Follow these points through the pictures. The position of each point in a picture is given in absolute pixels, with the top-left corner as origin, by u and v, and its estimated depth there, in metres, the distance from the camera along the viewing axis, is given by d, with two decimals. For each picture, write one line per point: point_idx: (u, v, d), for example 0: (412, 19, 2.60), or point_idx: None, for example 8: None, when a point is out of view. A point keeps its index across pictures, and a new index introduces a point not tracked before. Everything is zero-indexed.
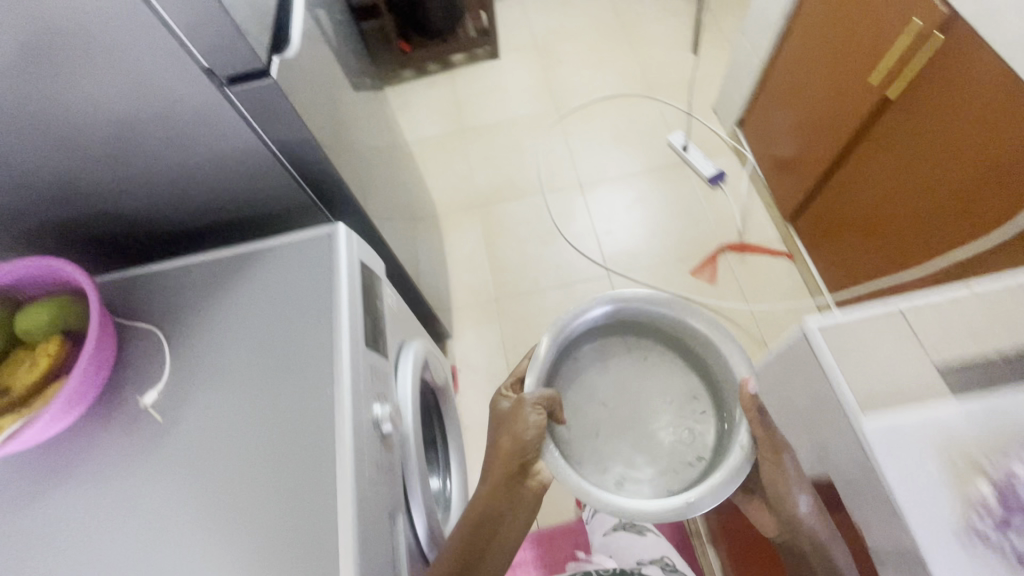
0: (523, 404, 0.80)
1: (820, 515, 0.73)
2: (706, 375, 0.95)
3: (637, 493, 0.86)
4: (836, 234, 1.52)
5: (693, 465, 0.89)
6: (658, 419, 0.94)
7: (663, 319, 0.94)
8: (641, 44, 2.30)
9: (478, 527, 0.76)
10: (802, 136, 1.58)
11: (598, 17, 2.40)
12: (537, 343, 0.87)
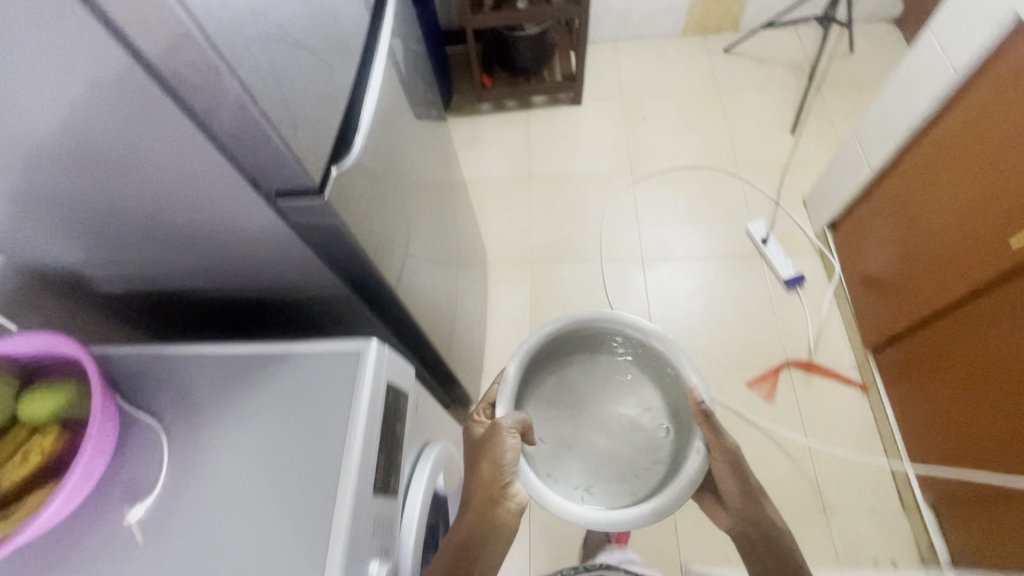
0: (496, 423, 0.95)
1: (754, 492, 1.02)
2: (663, 379, 1.15)
3: (610, 504, 1.07)
4: (925, 389, 1.35)
5: (656, 461, 1.11)
6: (626, 424, 1.16)
7: (614, 327, 1.12)
8: (734, 114, 2.13)
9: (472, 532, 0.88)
10: (905, 269, 1.40)
11: (694, 78, 2.25)
12: (504, 371, 1.05)
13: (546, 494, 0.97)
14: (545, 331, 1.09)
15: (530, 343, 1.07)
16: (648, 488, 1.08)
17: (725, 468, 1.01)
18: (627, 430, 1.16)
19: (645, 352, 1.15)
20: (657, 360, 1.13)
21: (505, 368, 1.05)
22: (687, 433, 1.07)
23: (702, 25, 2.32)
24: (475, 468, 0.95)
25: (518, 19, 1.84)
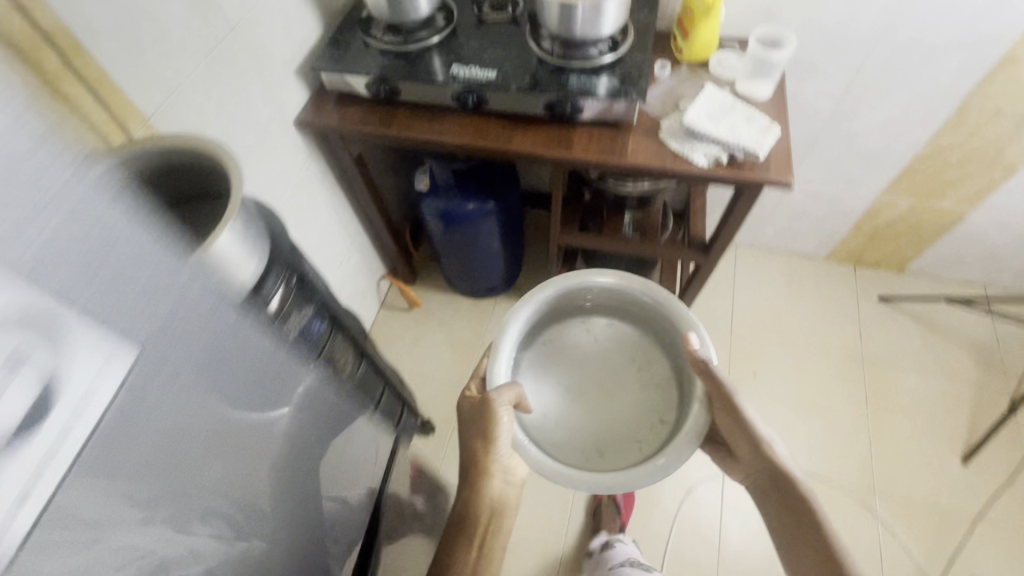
0: (492, 395, 0.94)
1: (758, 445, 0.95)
2: (654, 334, 1.13)
3: (609, 467, 1.02)
4: None
5: (657, 422, 1.06)
6: (622, 384, 1.14)
7: (613, 292, 1.11)
8: (880, 401, 1.59)
9: (472, 514, 0.89)
10: None
11: (836, 328, 1.72)
12: (498, 345, 1.01)
13: (543, 459, 0.95)
14: (539, 304, 1.08)
15: (528, 310, 1.06)
16: (653, 444, 1.04)
17: (734, 425, 0.96)
18: (624, 392, 1.12)
19: (643, 313, 1.12)
20: (658, 325, 1.10)
21: (499, 334, 1.03)
22: (687, 393, 1.04)
23: (856, 257, 1.80)
24: (470, 450, 0.93)
25: (619, 251, 1.40)
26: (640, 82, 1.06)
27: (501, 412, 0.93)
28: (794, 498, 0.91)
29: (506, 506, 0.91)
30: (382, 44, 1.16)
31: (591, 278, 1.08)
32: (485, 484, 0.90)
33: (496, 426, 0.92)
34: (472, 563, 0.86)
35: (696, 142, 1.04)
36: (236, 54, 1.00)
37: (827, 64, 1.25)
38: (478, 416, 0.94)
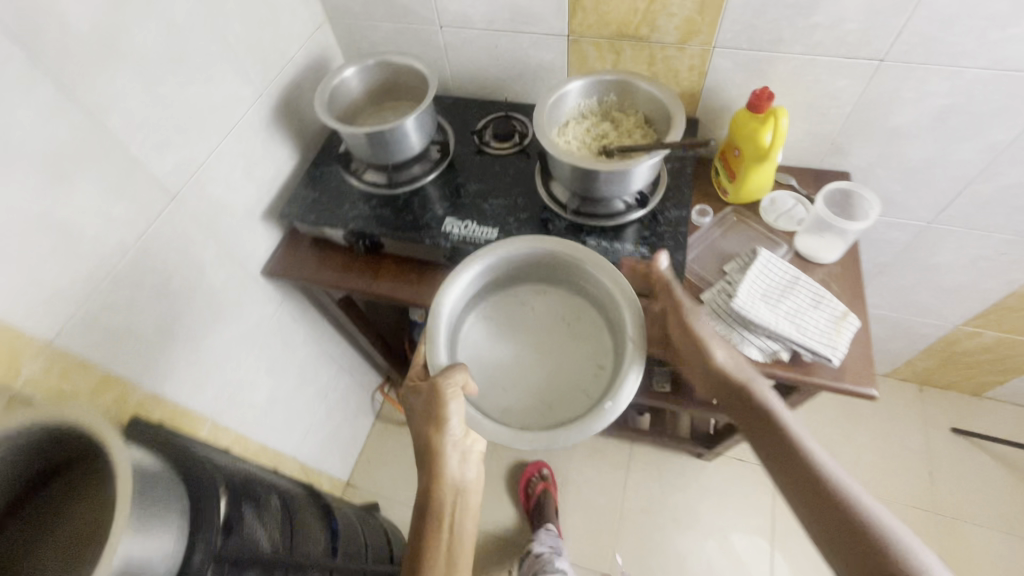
0: (441, 379, 0.74)
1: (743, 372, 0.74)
2: (577, 285, 0.88)
3: (572, 415, 0.79)
4: None
5: (594, 367, 0.84)
6: (553, 330, 0.88)
7: (529, 259, 0.85)
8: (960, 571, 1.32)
9: (435, 501, 0.76)
10: None
11: (900, 466, 1.46)
12: (436, 320, 0.79)
13: (501, 429, 0.74)
14: (476, 275, 0.84)
15: (468, 281, 0.83)
16: (600, 385, 0.81)
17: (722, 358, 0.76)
18: (565, 348, 0.87)
19: (563, 271, 0.87)
20: (589, 281, 0.85)
21: (431, 316, 0.79)
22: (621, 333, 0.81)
23: (923, 376, 1.54)
24: (425, 431, 0.77)
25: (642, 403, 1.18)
26: (678, 253, 0.84)
27: (452, 394, 0.73)
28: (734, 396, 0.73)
29: (473, 489, 0.78)
30: (366, 186, 0.98)
31: (513, 245, 0.84)
32: (440, 461, 0.76)
33: (447, 408, 0.74)
34: (446, 542, 0.75)
35: (747, 332, 0.81)
36: (181, 223, 0.83)
37: (905, 197, 1.03)
38: (422, 407, 0.76)
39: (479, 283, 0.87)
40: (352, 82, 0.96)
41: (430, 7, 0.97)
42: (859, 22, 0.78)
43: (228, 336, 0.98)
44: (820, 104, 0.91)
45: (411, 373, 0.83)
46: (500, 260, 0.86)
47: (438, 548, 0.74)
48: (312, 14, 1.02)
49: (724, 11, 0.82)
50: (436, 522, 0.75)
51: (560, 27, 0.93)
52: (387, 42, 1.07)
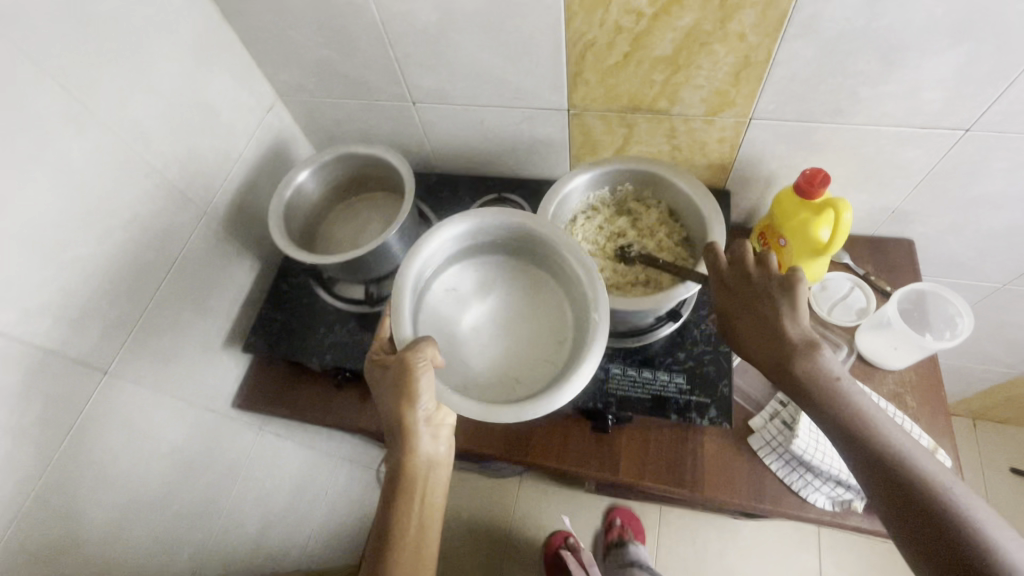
0: (410, 354, 0.61)
1: (777, 318, 0.53)
2: (539, 257, 0.74)
3: (530, 389, 0.67)
4: None
5: (553, 338, 0.72)
6: (515, 301, 0.76)
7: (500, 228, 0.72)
8: None
9: (407, 478, 0.65)
10: None
11: None
12: (403, 285, 0.67)
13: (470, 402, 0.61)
14: (449, 239, 0.72)
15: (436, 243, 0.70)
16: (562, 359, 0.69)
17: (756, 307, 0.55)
18: (530, 326, 0.74)
19: (529, 244, 0.73)
20: (553, 257, 0.72)
21: (396, 281, 0.67)
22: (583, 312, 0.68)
23: (975, 410, 1.40)
24: (394, 405, 0.63)
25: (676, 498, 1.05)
26: (722, 383, 0.69)
27: (421, 372, 0.61)
28: (767, 350, 0.53)
29: (445, 464, 0.67)
30: (344, 305, 0.83)
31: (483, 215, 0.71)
32: (413, 436, 0.64)
33: (417, 387, 0.62)
34: (417, 517, 0.65)
35: (811, 475, 0.69)
36: (121, 394, 0.69)
37: (977, 261, 0.86)
38: (389, 384, 0.63)
39: (450, 250, 0.73)
40: (308, 185, 0.79)
41: (398, 82, 0.80)
42: (943, 90, 0.61)
43: (210, 492, 0.85)
44: (882, 174, 0.74)
45: (375, 346, 0.69)
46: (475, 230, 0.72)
47: (412, 515, 0.65)
48: (260, 97, 0.85)
49: (766, 82, 0.65)
50: (413, 496, 0.65)
51: (557, 101, 0.76)
52: (352, 118, 0.90)
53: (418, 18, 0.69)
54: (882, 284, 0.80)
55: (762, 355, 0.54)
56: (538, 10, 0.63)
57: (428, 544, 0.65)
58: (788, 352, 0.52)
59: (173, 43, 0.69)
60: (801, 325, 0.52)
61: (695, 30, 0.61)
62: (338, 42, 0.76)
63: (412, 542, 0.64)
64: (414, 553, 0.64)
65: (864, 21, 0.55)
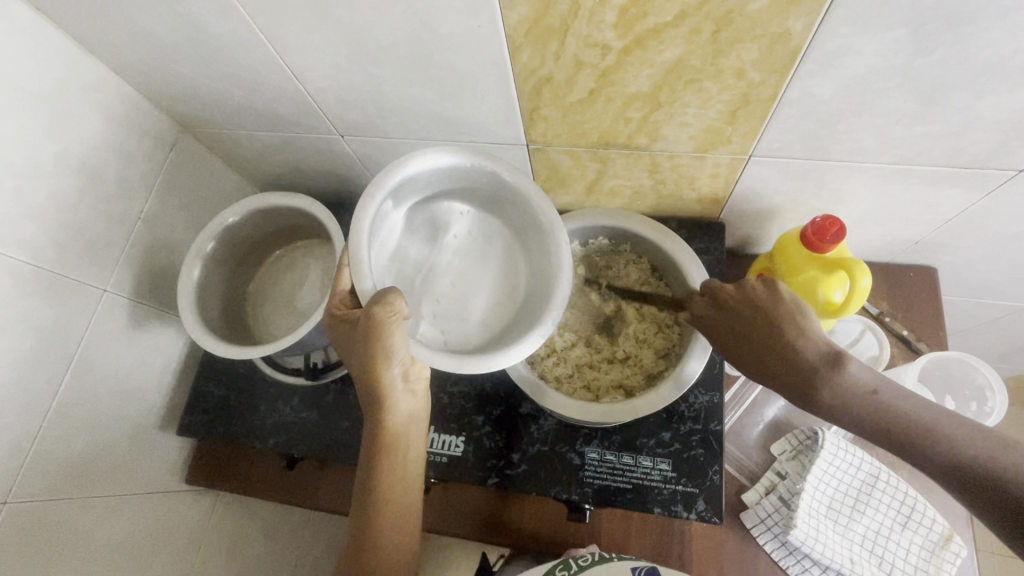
0: (377, 310, 0.48)
1: (780, 333, 0.47)
2: (490, 202, 0.62)
3: (489, 338, 0.60)
4: None
5: (503, 291, 0.63)
6: (465, 245, 0.64)
7: (467, 170, 0.58)
8: None
9: (387, 437, 0.52)
10: None
11: None
12: (360, 229, 0.53)
13: (440, 355, 0.52)
14: (418, 177, 0.57)
15: (398, 180, 0.55)
16: (519, 308, 0.61)
17: (751, 329, 0.49)
18: (491, 275, 0.64)
19: (483, 188, 0.61)
20: (510, 201, 0.60)
21: (352, 222, 0.53)
22: (545, 266, 0.59)
23: None
24: (363, 363, 0.50)
25: None
26: (712, 470, 0.61)
27: (393, 326, 0.48)
28: (779, 375, 0.47)
29: (424, 415, 0.55)
30: (286, 376, 0.74)
31: (453, 154, 0.56)
32: (391, 396, 0.51)
33: (390, 343, 0.48)
34: (401, 472, 0.54)
35: (807, 560, 0.62)
36: (50, 516, 0.61)
37: (1009, 286, 0.73)
38: (355, 338, 0.50)
39: (416, 189, 0.59)
40: (218, 251, 0.67)
41: (318, 116, 0.65)
42: (999, 132, 0.47)
43: None
44: (907, 211, 0.61)
45: (335, 300, 0.54)
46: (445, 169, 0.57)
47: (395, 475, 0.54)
48: (158, 135, 0.71)
49: (771, 120, 0.51)
50: (398, 454, 0.53)
51: (514, 137, 0.61)
52: (274, 150, 0.75)
53: (325, 49, 0.53)
54: (897, 326, 0.70)
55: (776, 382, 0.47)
56: (474, 42, 0.48)
57: (414, 500, 0.55)
58: (804, 372, 0.45)
59: (18, 99, 0.54)
60: (810, 334, 0.46)
61: (679, 66, 0.46)
62: (234, 73, 0.60)
63: (402, 503, 0.54)
64: (402, 519, 0.54)
65: (903, 60, 0.42)
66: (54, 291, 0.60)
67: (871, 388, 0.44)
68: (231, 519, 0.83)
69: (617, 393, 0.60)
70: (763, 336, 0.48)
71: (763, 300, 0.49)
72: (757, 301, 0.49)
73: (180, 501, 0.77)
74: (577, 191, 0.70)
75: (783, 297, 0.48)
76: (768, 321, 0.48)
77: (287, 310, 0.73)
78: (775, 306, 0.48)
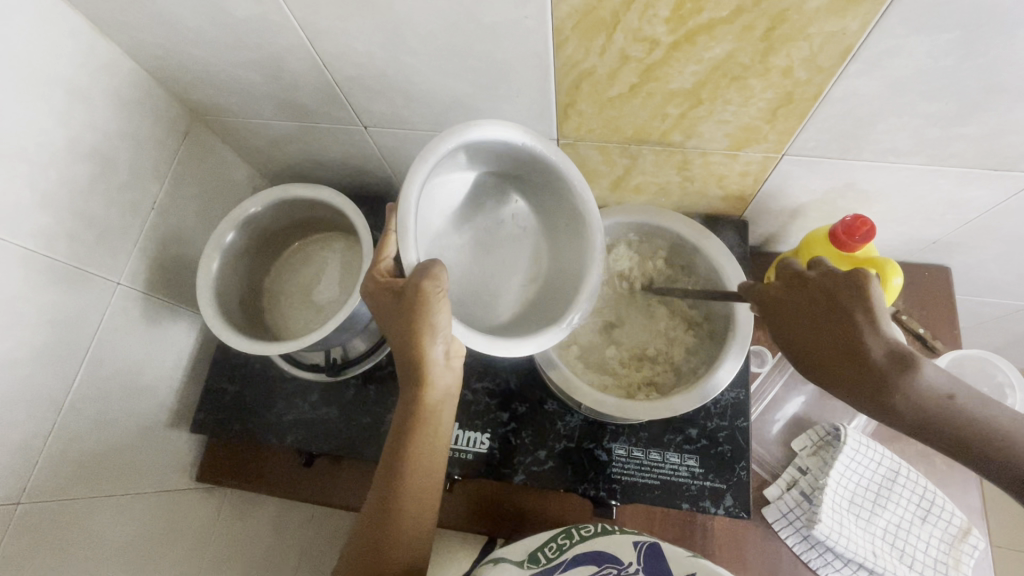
0: (426, 282, 0.47)
1: (853, 330, 0.44)
2: (524, 185, 0.60)
3: (510, 319, 0.60)
4: None
5: (526, 278, 0.62)
6: (491, 223, 0.62)
7: (517, 150, 0.54)
8: None
9: (420, 418, 0.51)
10: None
11: None
12: (406, 196, 0.49)
13: (475, 335, 0.51)
14: (471, 147, 0.53)
15: (448, 147, 0.51)
16: (545, 293, 0.60)
17: (821, 324, 0.46)
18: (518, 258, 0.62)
19: (522, 172, 0.58)
20: (549, 189, 0.58)
21: (403, 187, 0.49)
22: (574, 254, 0.58)
23: None
24: (405, 333, 0.49)
25: None
26: (739, 465, 0.62)
27: (438, 301, 0.48)
28: (840, 368, 0.44)
29: (457, 398, 0.54)
30: (306, 373, 0.72)
31: (510, 129, 0.52)
32: (430, 369, 0.50)
33: (435, 317, 0.48)
34: (430, 458, 0.52)
35: (830, 554, 0.62)
36: (63, 517, 0.58)
37: (1015, 286, 0.75)
38: (398, 311, 0.49)
39: (464, 158, 0.55)
40: (237, 245, 0.66)
41: (341, 106, 0.63)
42: None
43: None
44: (930, 211, 0.62)
45: (377, 270, 0.53)
46: (502, 144, 0.53)
47: (423, 451, 0.52)
48: (171, 123, 0.68)
49: (810, 119, 0.51)
50: (430, 431, 0.52)
51: (546, 132, 0.60)
52: (290, 141, 0.73)
53: (359, 39, 0.52)
54: (913, 324, 0.72)
55: (835, 378, 0.45)
56: (519, 33, 0.47)
57: (437, 483, 0.53)
58: (877, 376, 0.42)
59: (31, 84, 0.52)
60: (887, 331, 0.43)
61: (725, 63, 0.46)
62: (258, 61, 0.58)
63: (426, 483, 0.52)
64: (422, 500, 0.51)
65: (952, 61, 0.42)
66: (67, 283, 0.58)
67: (949, 395, 0.41)
68: (240, 518, 0.81)
69: (650, 390, 0.60)
70: (842, 334, 0.44)
71: (840, 290, 0.45)
72: (833, 290, 0.45)
73: (191, 500, 0.74)
74: (602, 188, 0.69)
75: (868, 292, 0.44)
76: (850, 316, 0.44)
77: (305, 304, 0.72)
78: (857, 306, 0.44)
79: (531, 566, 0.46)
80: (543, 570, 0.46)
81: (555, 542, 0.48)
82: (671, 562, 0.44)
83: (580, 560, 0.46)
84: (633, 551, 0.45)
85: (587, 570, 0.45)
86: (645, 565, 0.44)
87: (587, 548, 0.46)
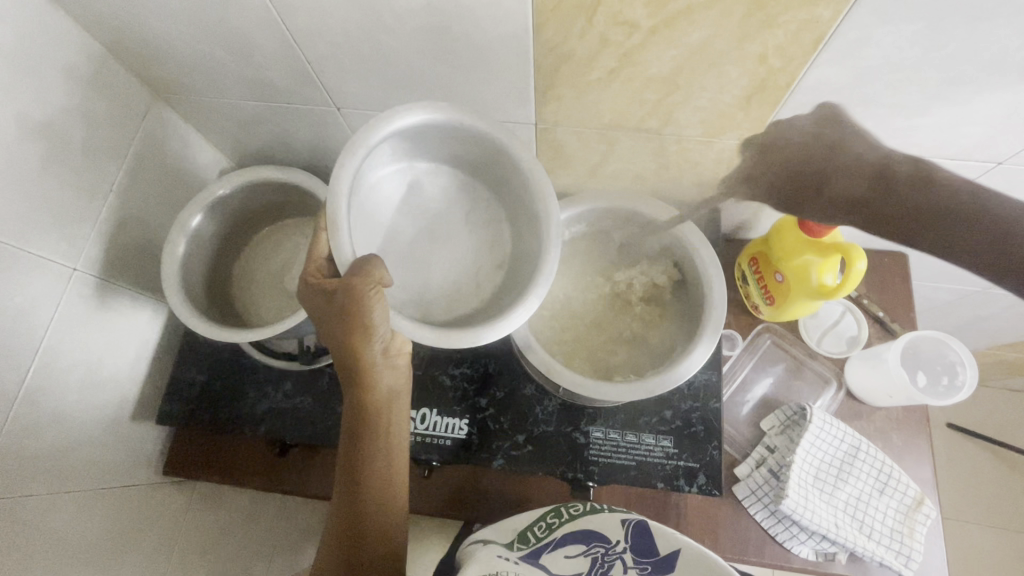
0: (357, 281, 0.46)
1: None
2: (477, 168, 0.59)
3: (474, 309, 0.59)
4: None
5: (489, 265, 0.61)
6: (450, 215, 0.62)
7: (446, 131, 0.55)
8: None
9: (368, 417, 0.52)
10: None
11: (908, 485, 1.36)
12: (337, 188, 0.49)
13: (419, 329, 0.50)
14: (402, 134, 0.53)
15: (380, 135, 0.52)
16: (506, 280, 0.59)
17: None
18: (478, 249, 0.62)
19: (473, 154, 0.57)
20: (501, 169, 0.57)
21: (330, 184, 0.49)
22: (530, 235, 0.57)
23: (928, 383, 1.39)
24: (341, 336, 0.49)
25: None
26: (711, 445, 0.64)
27: (372, 299, 0.47)
28: None
29: (408, 391, 0.55)
30: (277, 362, 0.71)
31: (438, 111, 0.53)
32: (371, 373, 0.50)
33: (368, 316, 0.47)
34: (384, 456, 0.53)
35: (795, 527, 0.65)
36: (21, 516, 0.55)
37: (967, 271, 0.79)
38: (331, 316, 0.48)
39: (397, 149, 0.56)
40: (204, 230, 0.64)
41: (314, 86, 0.61)
42: (989, 124, 0.50)
43: None
44: None
45: (310, 269, 0.51)
46: (431, 127, 0.54)
47: (378, 455, 0.52)
48: (129, 100, 0.65)
49: (782, 107, 0.52)
50: (381, 430, 0.52)
51: (524, 116, 0.60)
52: (258, 122, 0.70)
53: (334, 16, 0.50)
54: (874, 307, 0.74)
55: None
56: (500, 13, 0.47)
57: (398, 481, 0.53)
58: None
59: None
60: None
61: (702, 49, 0.47)
62: (226, 36, 0.56)
63: (383, 482, 0.52)
64: (385, 502, 0.52)
65: (917, 52, 0.44)
66: (19, 269, 0.54)
67: None
68: (208, 512, 0.79)
69: (629, 373, 0.62)
70: None
71: None
72: None
73: (156, 495, 0.72)
74: (580, 173, 0.69)
75: None
76: None
77: (276, 292, 0.70)
78: None
79: (519, 547, 0.47)
80: (530, 548, 0.47)
81: (545, 522, 0.49)
82: (657, 536, 0.44)
83: (568, 540, 0.47)
84: (621, 529, 0.46)
85: (576, 550, 0.46)
86: (633, 542, 0.45)
87: (573, 529, 0.47)
